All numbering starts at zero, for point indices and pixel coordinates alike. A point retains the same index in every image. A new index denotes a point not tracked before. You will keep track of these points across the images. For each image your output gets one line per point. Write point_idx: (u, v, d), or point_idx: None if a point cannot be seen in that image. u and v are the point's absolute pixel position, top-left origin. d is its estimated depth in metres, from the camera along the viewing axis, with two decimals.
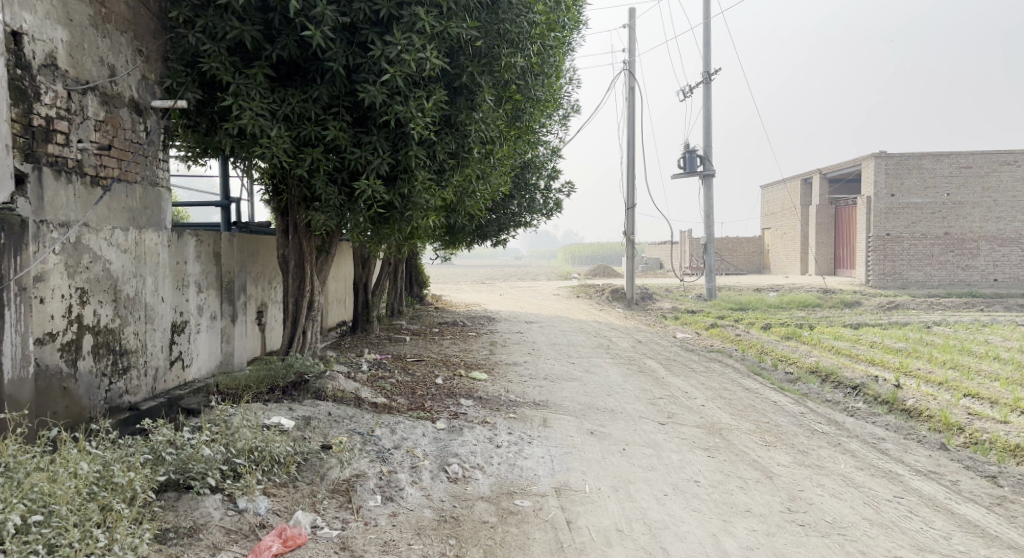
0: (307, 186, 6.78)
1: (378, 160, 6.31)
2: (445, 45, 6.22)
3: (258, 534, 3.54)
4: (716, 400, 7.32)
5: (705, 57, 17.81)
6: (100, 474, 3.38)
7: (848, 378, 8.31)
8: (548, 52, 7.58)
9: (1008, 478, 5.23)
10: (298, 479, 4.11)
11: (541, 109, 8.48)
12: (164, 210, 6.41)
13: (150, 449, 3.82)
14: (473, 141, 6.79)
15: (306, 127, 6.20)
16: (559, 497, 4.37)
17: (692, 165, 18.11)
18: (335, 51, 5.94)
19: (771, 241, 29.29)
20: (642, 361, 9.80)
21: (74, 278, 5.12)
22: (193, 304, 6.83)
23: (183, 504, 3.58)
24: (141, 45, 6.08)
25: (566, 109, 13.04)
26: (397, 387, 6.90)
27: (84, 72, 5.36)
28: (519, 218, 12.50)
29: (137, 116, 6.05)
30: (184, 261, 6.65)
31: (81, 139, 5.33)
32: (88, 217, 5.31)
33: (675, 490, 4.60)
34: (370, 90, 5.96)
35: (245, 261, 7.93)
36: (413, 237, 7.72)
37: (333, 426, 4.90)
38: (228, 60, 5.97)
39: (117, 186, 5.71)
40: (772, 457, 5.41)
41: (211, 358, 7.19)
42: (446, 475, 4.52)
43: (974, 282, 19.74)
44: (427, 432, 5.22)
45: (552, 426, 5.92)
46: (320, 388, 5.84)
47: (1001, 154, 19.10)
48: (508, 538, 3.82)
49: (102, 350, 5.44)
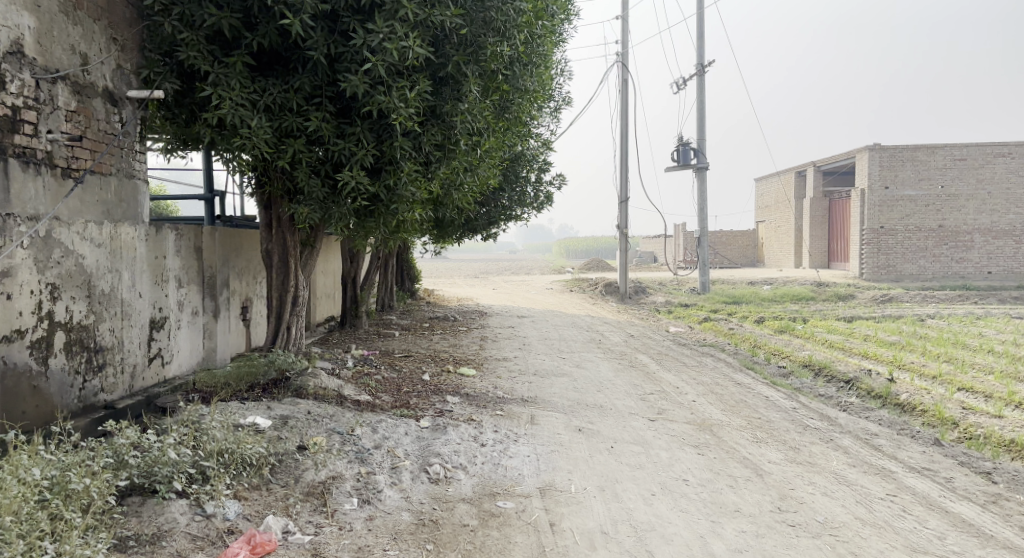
0: (290, 178, 6.60)
1: (363, 152, 6.15)
2: (429, 33, 6.04)
3: (225, 541, 3.41)
4: (707, 396, 7.20)
5: (699, 49, 17.69)
6: (56, 480, 3.23)
7: (841, 372, 8.21)
8: (536, 41, 7.42)
9: (1004, 475, 5.12)
10: (272, 482, 3.97)
11: (529, 99, 8.31)
12: (141, 204, 6.25)
13: (113, 452, 3.65)
14: (459, 132, 6.62)
15: (288, 117, 6.01)
16: (543, 498, 4.24)
17: (685, 158, 17.98)
18: (316, 39, 5.74)
19: (765, 233, 29.23)
20: (635, 355, 9.66)
21: (44, 274, 4.95)
22: (173, 299, 6.66)
23: (148, 509, 3.45)
24: (115, 33, 5.87)
25: (558, 100, 12.87)
26: (383, 383, 6.76)
27: (53, 60, 5.18)
28: (510, 211, 12.34)
29: (111, 105, 5.88)
30: (163, 255, 6.48)
31: (50, 129, 5.15)
32: (58, 211, 5.16)
33: (663, 489, 4.48)
34: (351, 80, 5.76)
35: (228, 255, 7.75)
36: (399, 231, 7.54)
37: (312, 425, 4.75)
38: (206, 49, 5.79)
39: (90, 178, 5.55)
40: (763, 454, 5.30)
41: (192, 354, 7.03)
42: (427, 476, 4.38)
43: (969, 274, 19.68)
44: (410, 431, 5.08)
45: (539, 423, 5.78)
46: (301, 386, 5.70)
47: (995, 146, 19.02)
48: (488, 542, 3.69)
49: (76, 347, 5.28)
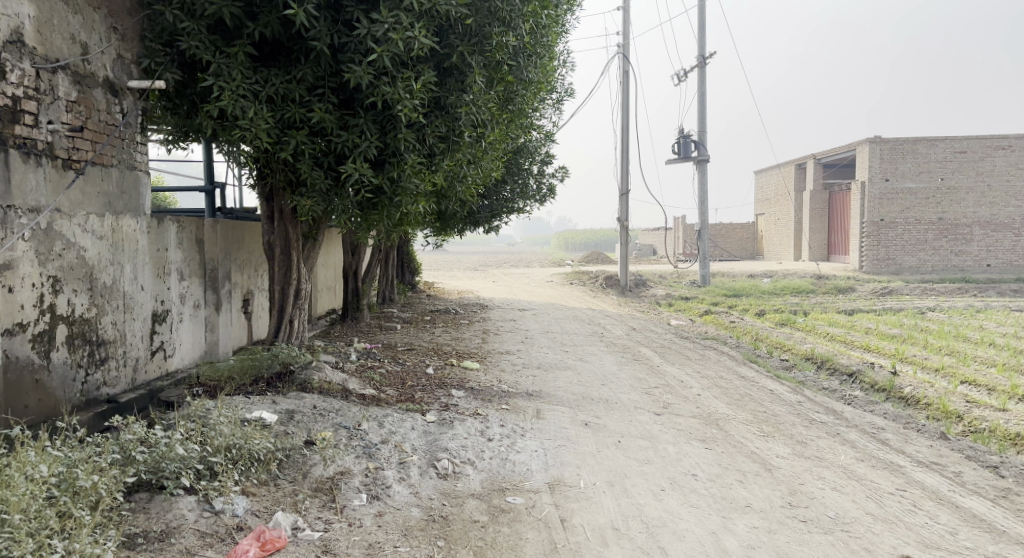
0: (292, 169, 6.53)
1: (366, 143, 6.09)
2: (434, 23, 5.95)
3: (235, 537, 3.37)
4: (711, 389, 7.17)
5: (701, 41, 17.59)
6: (62, 477, 3.18)
7: (843, 365, 8.20)
8: (541, 31, 7.34)
9: (1011, 469, 5.10)
10: (279, 478, 3.93)
11: (532, 91, 8.25)
12: (143, 195, 6.18)
13: (119, 448, 3.61)
14: (463, 123, 6.56)
15: (291, 108, 5.93)
16: (552, 494, 4.21)
17: (686, 150, 17.91)
18: (319, 29, 5.66)
19: (764, 226, 29.20)
20: (637, 349, 9.63)
21: (45, 267, 4.89)
22: (175, 292, 6.60)
23: (156, 505, 3.41)
24: (115, 22, 5.79)
25: (560, 91, 12.80)
26: (387, 377, 6.71)
27: (53, 50, 5.10)
28: (512, 204, 12.30)
29: (112, 96, 5.81)
30: (165, 248, 6.42)
31: (51, 120, 5.08)
32: (59, 202, 5.08)
33: (673, 484, 4.45)
34: (355, 70, 5.68)
35: (230, 248, 7.68)
36: (403, 223, 7.48)
37: (319, 420, 4.71)
38: (207, 39, 5.71)
39: (91, 170, 5.48)
40: (771, 448, 5.27)
41: (194, 347, 6.98)
42: (435, 471, 4.35)
43: (968, 267, 19.67)
44: (417, 425, 5.04)
45: (545, 417, 5.75)
46: (306, 380, 5.66)
47: (996, 138, 18.95)
48: (499, 538, 3.66)
49: (78, 341, 5.23)
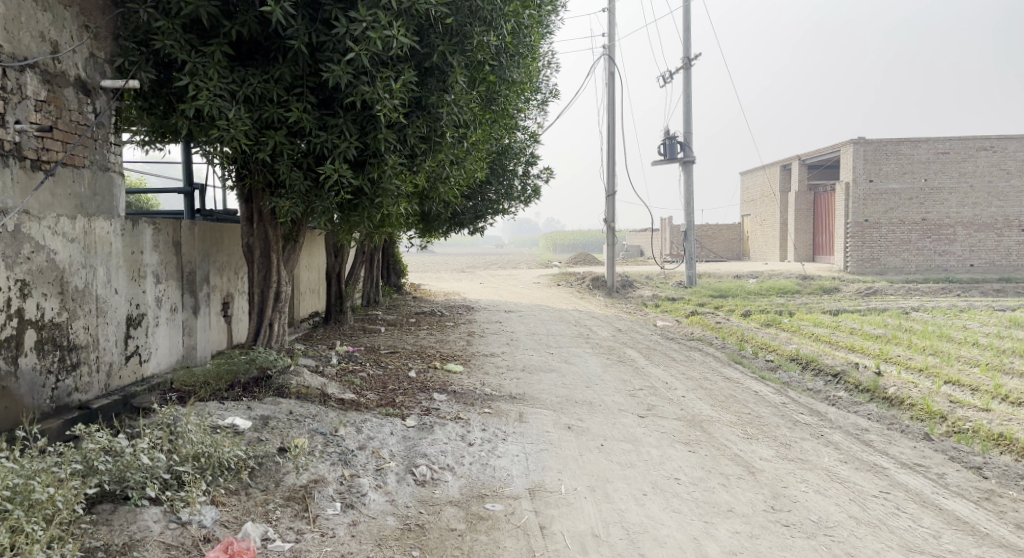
0: (271, 170, 6.41)
1: (345, 144, 5.99)
2: (414, 22, 5.86)
3: (201, 549, 3.27)
4: (696, 391, 7.13)
5: (686, 42, 17.63)
6: (18, 489, 3.07)
7: (828, 365, 8.19)
8: (523, 31, 7.28)
9: (994, 470, 5.09)
10: (251, 486, 3.84)
11: (515, 91, 8.19)
12: (117, 197, 6.04)
13: (82, 458, 3.50)
14: (445, 124, 6.47)
15: (268, 108, 5.81)
16: (532, 500, 4.14)
17: (672, 152, 17.93)
18: (297, 28, 5.56)
19: (750, 227, 29.34)
20: (622, 350, 9.59)
21: (13, 270, 4.75)
22: (151, 296, 6.46)
23: (119, 518, 3.31)
24: (87, 20, 5.66)
25: (545, 92, 12.75)
26: (367, 380, 6.62)
27: (21, 48, 4.97)
28: (496, 205, 12.26)
29: (84, 96, 5.67)
30: (140, 250, 6.28)
31: (19, 119, 4.94)
32: (28, 204, 4.95)
33: (655, 489, 4.39)
34: (333, 70, 5.57)
35: (208, 250, 7.54)
36: (385, 225, 7.39)
37: (294, 426, 4.60)
38: (182, 37, 5.57)
39: (62, 171, 5.33)
40: (754, 451, 5.23)
41: (171, 352, 6.84)
42: (413, 478, 4.26)
43: (951, 267, 19.83)
44: (396, 430, 4.96)
45: (528, 421, 5.69)
46: (283, 384, 5.58)
47: (979, 139, 19.10)
48: (476, 547, 3.58)
49: (48, 346, 5.09)
